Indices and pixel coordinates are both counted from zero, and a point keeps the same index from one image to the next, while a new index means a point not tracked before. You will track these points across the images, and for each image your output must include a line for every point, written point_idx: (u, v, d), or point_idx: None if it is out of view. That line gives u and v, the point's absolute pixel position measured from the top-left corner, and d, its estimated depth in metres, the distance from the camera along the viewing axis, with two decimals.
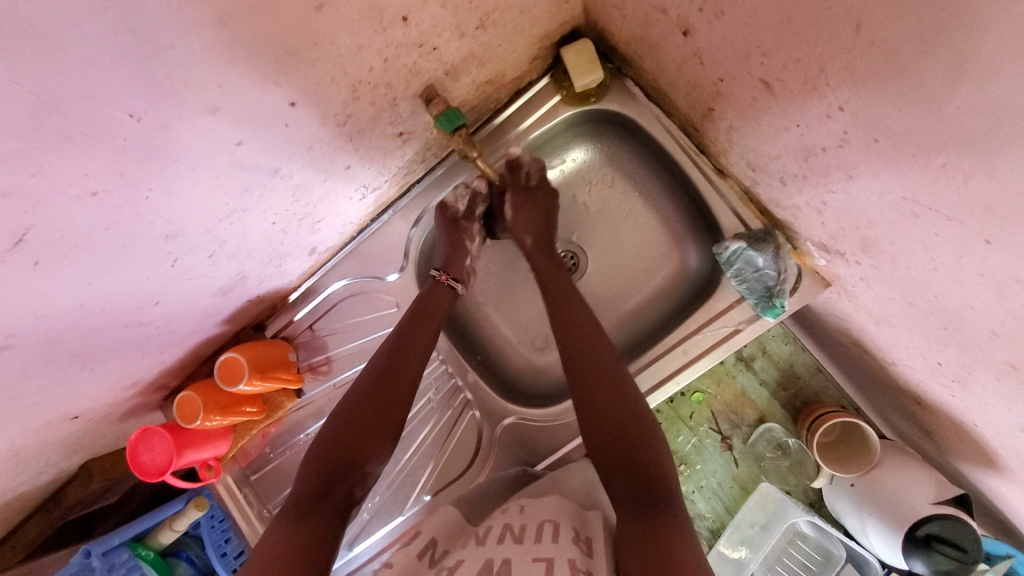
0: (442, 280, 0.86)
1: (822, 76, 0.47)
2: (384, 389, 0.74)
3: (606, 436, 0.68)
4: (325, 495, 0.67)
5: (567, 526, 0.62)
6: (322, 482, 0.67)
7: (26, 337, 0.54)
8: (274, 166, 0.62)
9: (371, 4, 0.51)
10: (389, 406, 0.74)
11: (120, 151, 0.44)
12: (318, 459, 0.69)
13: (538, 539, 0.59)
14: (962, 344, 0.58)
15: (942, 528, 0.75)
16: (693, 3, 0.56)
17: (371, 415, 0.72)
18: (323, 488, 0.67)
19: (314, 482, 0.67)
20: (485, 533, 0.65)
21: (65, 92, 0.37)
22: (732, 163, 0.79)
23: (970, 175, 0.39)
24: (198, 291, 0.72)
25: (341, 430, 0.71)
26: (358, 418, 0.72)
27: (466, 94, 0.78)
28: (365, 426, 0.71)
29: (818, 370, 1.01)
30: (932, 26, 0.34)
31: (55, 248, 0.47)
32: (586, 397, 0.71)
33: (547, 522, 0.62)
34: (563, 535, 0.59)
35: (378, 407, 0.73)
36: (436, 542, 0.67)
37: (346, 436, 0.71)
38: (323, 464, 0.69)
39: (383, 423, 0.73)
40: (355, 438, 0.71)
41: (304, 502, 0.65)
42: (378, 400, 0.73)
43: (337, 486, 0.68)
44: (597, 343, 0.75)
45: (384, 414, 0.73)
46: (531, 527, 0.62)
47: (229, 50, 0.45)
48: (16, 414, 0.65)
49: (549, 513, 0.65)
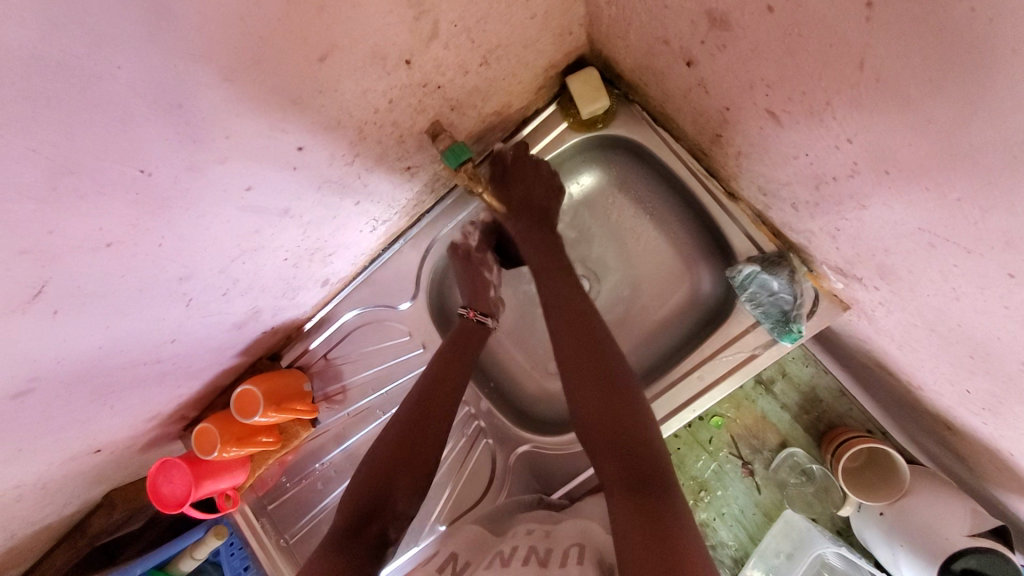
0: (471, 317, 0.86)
1: (829, 110, 0.47)
2: (420, 424, 0.74)
3: (597, 410, 0.66)
4: (359, 530, 0.67)
5: (594, 550, 0.60)
6: (358, 515, 0.68)
7: (48, 380, 0.55)
8: (284, 208, 0.63)
9: (375, 52, 0.52)
10: (423, 441, 0.74)
11: (134, 204, 0.45)
12: (353, 493, 0.70)
13: (564, 563, 0.57)
14: (990, 374, 0.55)
15: (978, 562, 0.71)
16: (695, 36, 0.56)
17: (406, 450, 0.73)
18: (359, 521, 0.67)
19: (349, 517, 0.68)
20: (510, 551, 0.63)
21: (79, 155, 0.38)
22: (743, 188, 0.79)
23: (988, 212, 0.38)
24: (214, 326, 0.74)
25: (373, 466, 0.72)
26: (392, 449, 0.73)
27: (473, 126, 0.79)
28: (402, 458, 0.72)
29: (841, 394, 0.98)
30: (940, 63, 0.33)
31: (74, 297, 0.48)
32: (573, 385, 0.69)
33: (573, 545, 0.61)
34: (588, 558, 0.58)
35: (415, 439, 0.73)
36: (457, 556, 0.69)
37: (382, 468, 0.71)
38: (354, 499, 0.70)
39: (415, 458, 0.73)
40: (387, 472, 0.71)
41: (339, 537, 0.66)
42: (413, 432, 0.74)
43: (371, 522, 0.68)
44: (591, 325, 0.72)
45: (421, 448, 0.73)
46: (557, 550, 0.60)
47: (237, 104, 0.46)
48: (39, 452, 0.67)
49: (575, 538, 0.63)
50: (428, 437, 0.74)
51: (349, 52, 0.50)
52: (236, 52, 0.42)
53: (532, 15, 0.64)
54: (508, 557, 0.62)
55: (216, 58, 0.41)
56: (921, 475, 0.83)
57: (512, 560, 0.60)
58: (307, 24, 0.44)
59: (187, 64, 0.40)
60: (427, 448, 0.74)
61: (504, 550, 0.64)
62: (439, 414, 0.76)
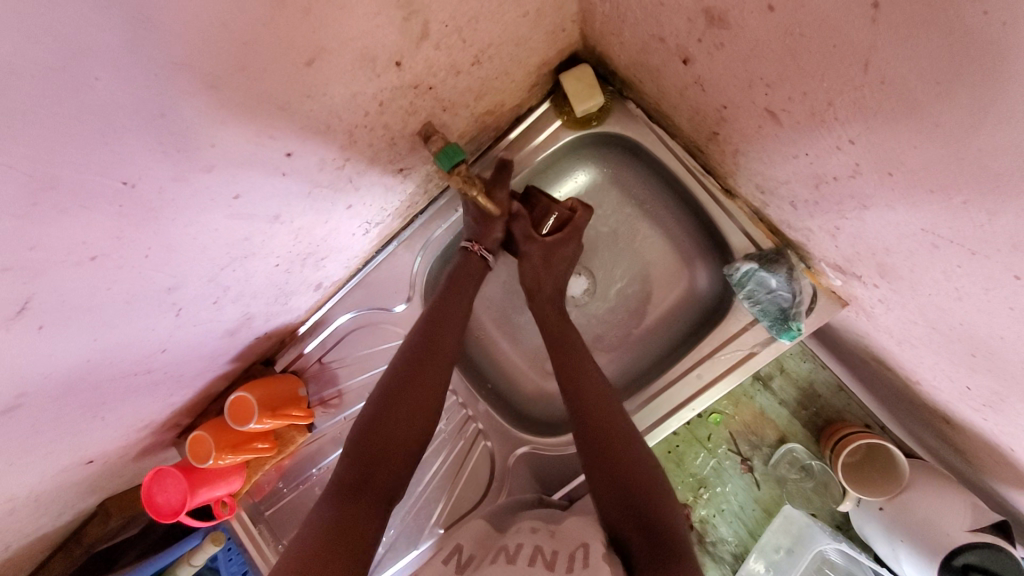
0: (475, 252, 0.84)
1: (831, 111, 0.46)
2: (418, 379, 0.74)
3: (618, 498, 0.66)
4: (363, 484, 0.66)
5: (599, 548, 0.59)
6: (358, 476, 0.66)
7: (35, 395, 0.53)
8: (274, 214, 0.62)
9: (364, 55, 0.51)
10: (422, 395, 0.73)
11: (118, 216, 0.44)
12: (351, 455, 0.68)
13: (570, 567, 0.57)
14: (992, 371, 0.55)
15: (980, 557, 0.72)
16: (693, 34, 0.54)
17: (402, 400, 0.72)
18: (360, 479, 0.66)
19: (348, 476, 0.66)
20: (514, 549, 0.62)
21: (58, 168, 0.37)
22: (740, 185, 0.78)
23: (994, 215, 0.37)
24: (205, 334, 0.72)
25: (374, 417, 0.70)
26: (390, 400, 0.71)
27: (464, 127, 0.77)
28: (403, 411, 0.71)
29: (838, 388, 0.98)
30: (950, 66, 0.32)
31: (58, 311, 0.46)
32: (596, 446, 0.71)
33: (579, 547, 0.60)
34: (593, 559, 0.57)
35: (413, 393, 0.72)
36: (462, 548, 0.67)
37: (382, 424, 0.70)
38: (359, 455, 0.68)
39: (411, 413, 0.71)
40: (388, 424, 0.70)
41: (343, 492, 0.65)
42: (411, 383, 0.73)
43: (374, 476, 0.67)
44: (609, 399, 0.74)
45: (419, 402, 0.72)
46: (563, 553, 0.60)
47: (223, 112, 0.45)
48: (29, 466, 0.65)
49: (580, 538, 0.62)
50: (427, 394, 0.73)
51: (337, 55, 0.48)
52: (220, 59, 0.40)
53: (524, 13, 0.63)
54: (513, 554, 0.60)
55: (199, 64, 0.39)
56: (920, 469, 0.83)
57: (517, 560, 0.59)
58: (292, 29, 0.42)
59: (168, 72, 0.38)
60: (422, 402, 0.72)
61: (508, 546, 0.63)
62: (433, 370, 0.75)
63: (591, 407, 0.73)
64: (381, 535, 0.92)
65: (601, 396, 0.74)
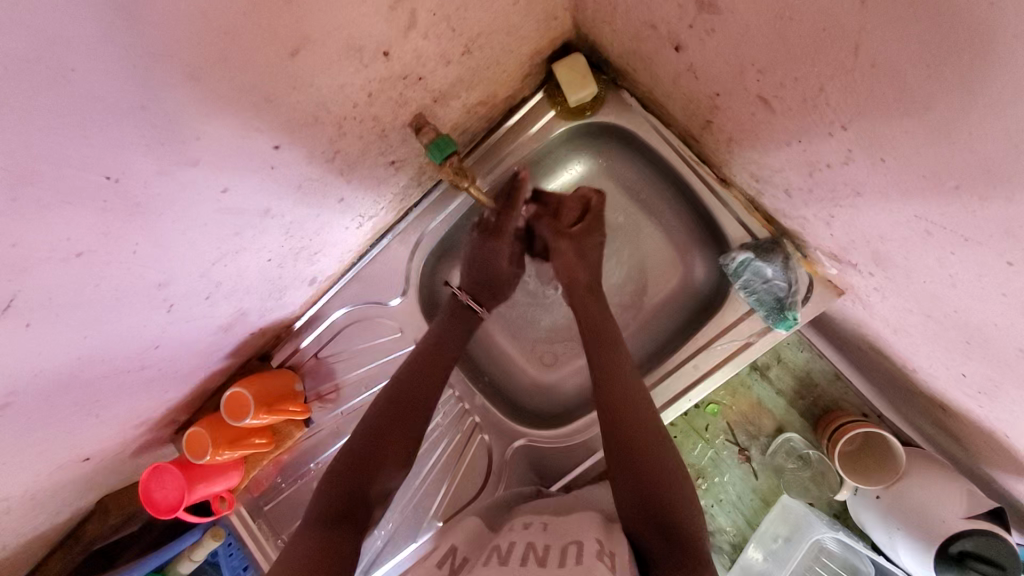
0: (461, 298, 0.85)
1: (822, 96, 0.45)
2: (404, 407, 0.75)
3: (635, 498, 0.66)
4: (349, 509, 0.66)
5: (592, 542, 0.60)
6: (344, 503, 0.67)
7: (26, 393, 0.53)
8: (264, 208, 0.62)
9: (349, 44, 0.50)
10: (405, 423, 0.74)
11: (102, 212, 0.43)
12: (336, 482, 0.68)
13: (563, 562, 0.56)
14: (987, 359, 0.55)
15: (976, 544, 0.72)
16: (683, 20, 0.54)
17: (386, 429, 0.73)
18: (346, 504, 0.67)
19: (334, 503, 0.66)
20: (507, 549, 0.61)
21: (39, 163, 0.36)
22: (735, 174, 0.77)
23: (987, 200, 0.37)
24: (199, 330, 0.72)
25: (360, 445, 0.71)
26: (374, 428, 0.73)
27: (457, 117, 0.77)
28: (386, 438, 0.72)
29: (836, 377, 0.98)
30: (939, 48, 0.32)
31: (46, 308, 0.46)
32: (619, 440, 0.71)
33: (571, 543, 0.60)
34: (587, 556, 0.56)
35: (396, 422, 0.74)
36: (456, 551, 0.67)
37: (367, 452, 0.71)
38: (343, 481, 0.69)
39: (396, 439, 0.73)
40: (372, 453, 0.71)
41: (330, 514, 0.65)
42: (396, 412, 0.74)
43: (359, 501, 0.67)
44: (637, 390, 0.74)
45: (403, 426, 0.74)
46: (555, 549, 0.59)
47: (207, 104, 0.44)
48: (25, 464, 0.65)
49: (575, 535, 0.62)
50: (412, 421, 0.75)
51: (322, 44, 0.48)
52: (200, 50, 0.40)
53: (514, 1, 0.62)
54: (505, 555, 0.60)
55: (179, 55, 0.39)
56: (915, 457, 0.84)
57: (510, 560, 0.58)
58: (273, 18, 0.42)
59: (147, 64, 0.37)
60: (406, 429, 0.74)
61: (501, 546, 0.63)
62: (418, 399, 0.76)
63: (614, 399, 0.74)
64: (379, 529, 0.92)
65: (629, 398, 0.73)
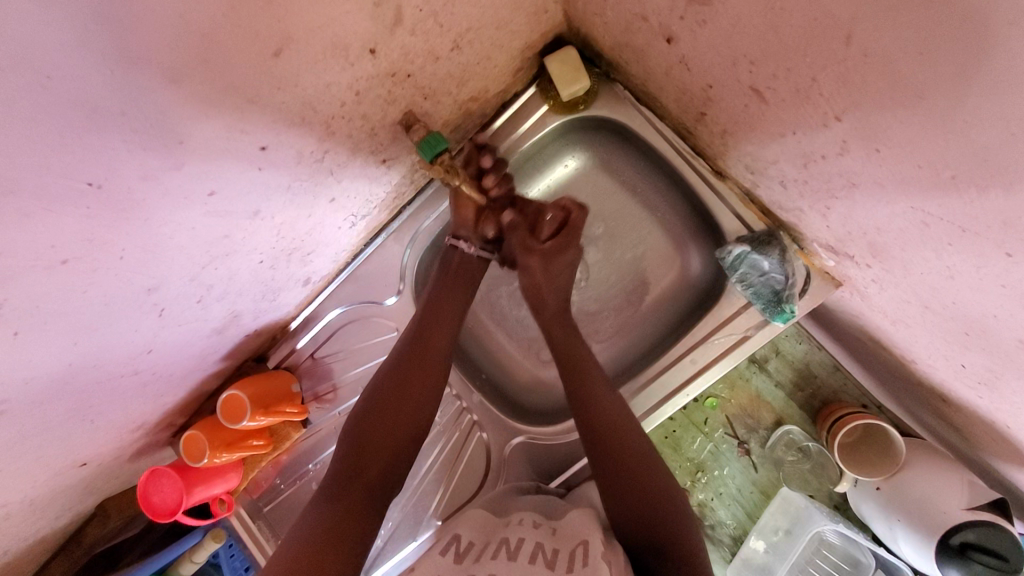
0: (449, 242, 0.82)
1: (815, 86, 0.44)
2: (413, 369, 0.75)
3: (627, 507, 0.68)
4: (357, 474, 0.68)
5: (598, 543, 0.60)
6: (352, 465, 0.68)
7: (19, 401, 0.52)
8: (253, 210, 0.61)
9: (334, 43, 0.49)
10: (415, 385, 0.74)
11: (86, 218, 0.43)
12: (345, 445, 0.70)
13: (571, 567, 0.56)
14: (987, 350, 0.54)
15: (978, 535, 0.72)
16: (674, 11, 0.53)
17: (396, 391, 0.73)
18: (353, 467, 0.68)
19: (344, 466, 0.68)
20: (516, 544, 0.62)
21: (19, 170, 0.35)
22: (730, 166, 0.76)
23: (986, 192, 0.36)
24: (191, 333, 0.71)
25: (369, 407, 0.72)
26: (384, 391, 0.73)
27: (448, 114, 0.76)
28: (396, 401, 0.72)
29: (835, 368, 0.97)
30: (934, 38, 0.31)
31: (33, 317, 0.45)
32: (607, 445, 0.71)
33: (579, 544, 0.60)
34: (593, 558, 0.58)
35: (406, 384, 0.73)
36: (459, 537, 0.66)
37: (375, 415, 0.71)
38: (353, 445, 0.70)
39: (407, 400, 0.73)
40: (382, 416, 0.71)
41: (337, 485, 0.67)
42: (405, 375, 0.74)
43: (368, 466, 0.68)
44: (616, 401, 0.74)
45: (413, 388, 0.74)
46: (563, 553, 0.59)
47: (192, 105, 0.43)
48: (20, 471, 0.65)
49: (579, 536, 0.62)
50: (422, 382, 0.74)
51: (305, 44, 0.47)
52: (180, 52, 0.39)
53: None
54: (514, 551, 0.60)
55: (158, 58, 0.38)
56: (914, 449, 0.83)
57: (518, 557, 0.59)
58: (254, 18, 0.41)
59: (125, 69, 0.37)
60: (415, 391, 0.74)
61: (510, 539, 0.63)
62: (428, 363, 0.76)
63: (600, 407, 0.73)
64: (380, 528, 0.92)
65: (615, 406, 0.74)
